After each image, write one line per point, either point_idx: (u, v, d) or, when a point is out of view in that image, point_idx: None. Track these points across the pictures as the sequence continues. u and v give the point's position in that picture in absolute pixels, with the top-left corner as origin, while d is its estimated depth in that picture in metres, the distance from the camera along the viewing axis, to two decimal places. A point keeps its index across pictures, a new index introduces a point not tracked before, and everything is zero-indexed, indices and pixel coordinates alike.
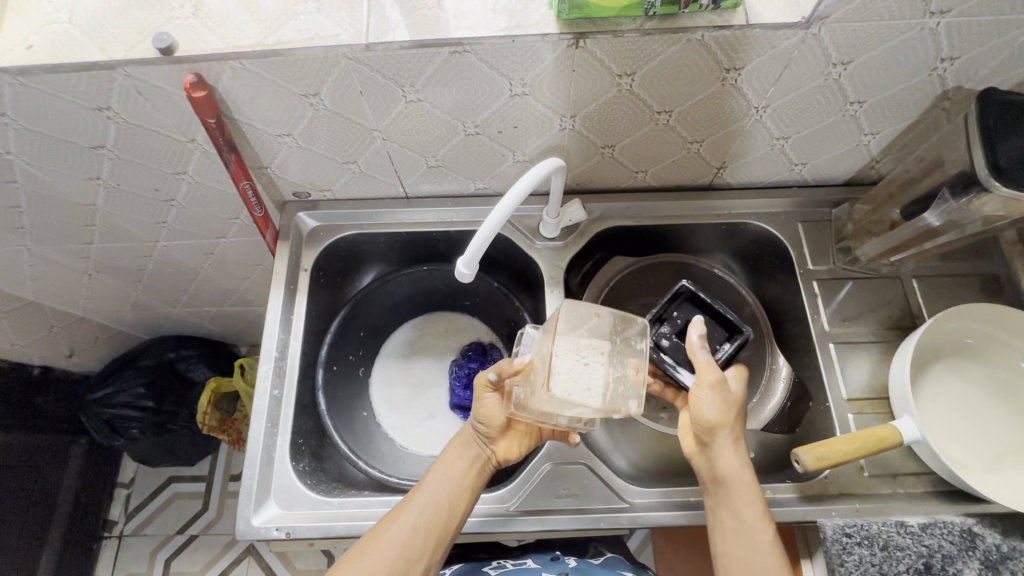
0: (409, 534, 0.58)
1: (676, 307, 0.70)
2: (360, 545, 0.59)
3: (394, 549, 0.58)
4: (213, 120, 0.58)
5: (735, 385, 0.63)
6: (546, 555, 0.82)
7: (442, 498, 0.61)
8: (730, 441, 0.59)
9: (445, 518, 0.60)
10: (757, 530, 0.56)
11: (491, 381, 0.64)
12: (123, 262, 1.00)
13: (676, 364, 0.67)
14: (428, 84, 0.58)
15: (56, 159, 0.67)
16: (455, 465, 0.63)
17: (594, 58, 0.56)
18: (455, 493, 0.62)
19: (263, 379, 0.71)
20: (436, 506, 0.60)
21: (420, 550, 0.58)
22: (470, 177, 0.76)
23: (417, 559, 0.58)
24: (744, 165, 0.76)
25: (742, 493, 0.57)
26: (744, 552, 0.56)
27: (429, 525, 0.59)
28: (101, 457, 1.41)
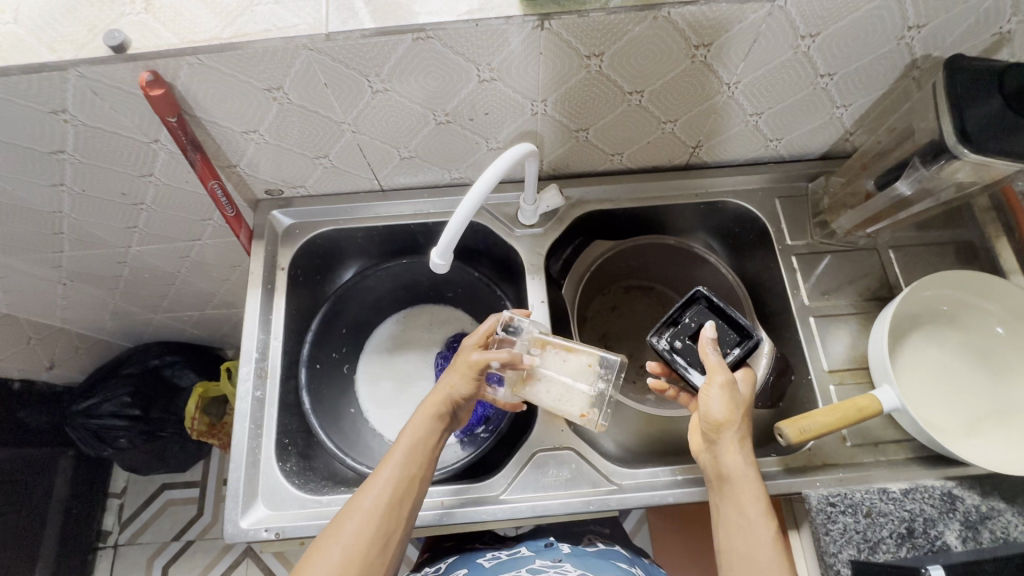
0: (384, 504, 0.56)
1: (692, 313, 0.67)
2: (331, 528, 0.56)
3: (370, 522, 0.55)
4: (174, 119, 0.57)
5: (745, 387, 0.62)
6: (540, 543, 0.82)
7: (414, 464, 0.59)
8: (737, 439, 0.58)
9: (417, 484, 0.59)
10: (759, 525, 0.55)
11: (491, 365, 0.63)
12: (97, 270, 0.98)
13: (688, 366, 0.65)
14: (395, 73, 0.57)
15: (15, 166, 0.65)
16: (425, 428, 0.61)
17: (561, 40, 0.55)
18: (426, 458, 0.60)
19: (245, 380, 0.70)
20: (407, 474, 0.58)
21: (395, 520, 0.56)
22: (444, 167, 0.75)
23: (393, 531, 0.56)
24: (719, 143, 0.75)
25: (744, 488, 0.56)
26: (745, 549, 0.54)
27: (402, 494, 0.57)
28: (90, 468, 1.39)
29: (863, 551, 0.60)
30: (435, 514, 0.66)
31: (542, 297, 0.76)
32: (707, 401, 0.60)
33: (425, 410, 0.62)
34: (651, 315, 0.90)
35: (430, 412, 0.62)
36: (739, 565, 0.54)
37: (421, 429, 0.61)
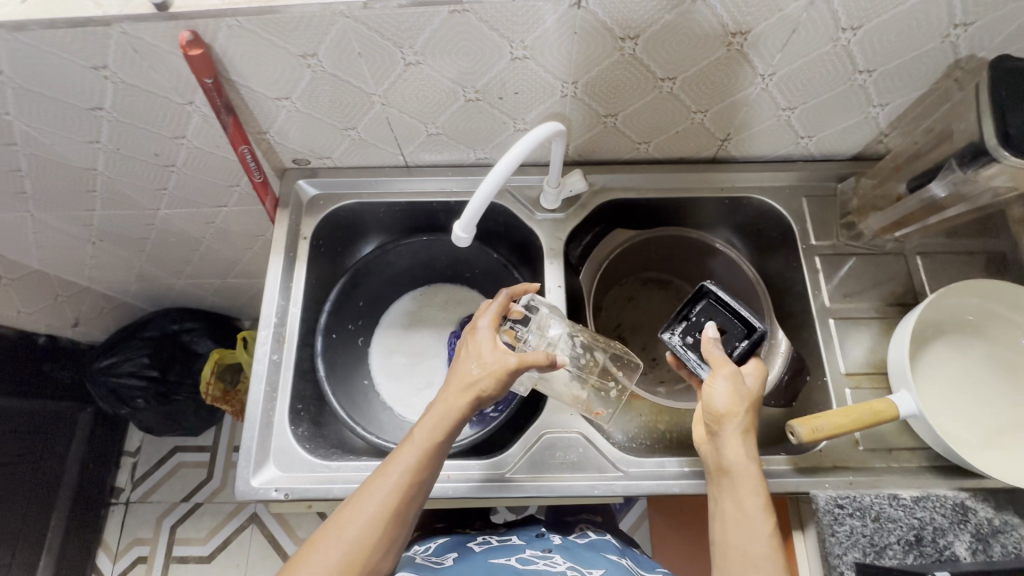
0: (389, 509, 0.53)
1: (698, 307, 0.68)
2: (332, 523, 0.54)
3: (370, 525, 0.53)
4: (210, 80, 0.57)
5: (752, 380, 0.62)
6: (531, 532, 0.85)
7: (424, 462, 0.56)
8: (739, 431, 0.58)
9: (424, 485, 0.56)
10: (756, 521, 0.54)
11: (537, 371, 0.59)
12: (125, 231, 1.01)
13: (698, 362, 0.66)
14: (428, 46, 0.57)
15: (56, 121, 0.67)
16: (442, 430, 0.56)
17: (597, 21, 0.54)
18: (436, 458, 0.56)
19: (263, 344, 0.71)
20: (414, 476, 0.55)
21: (397, 524, 0.54)
22: (469, 146, 0.75)
23: (394, 534, 0.54)
24: (749, 137, 0.74)
25: (745, 483, 0.55)
26: (744, 547, 0.53)
27: (406, 497, 0.54)
28: (107, 425, 1.43)
29: (868, 555, 0.60)
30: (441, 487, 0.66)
31: (559, 282, 0.76)
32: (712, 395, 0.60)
33: (445, 405, 0.57)
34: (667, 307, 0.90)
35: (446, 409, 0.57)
36: (736, 560, 0.54)
37: (436, 425, 0.56)
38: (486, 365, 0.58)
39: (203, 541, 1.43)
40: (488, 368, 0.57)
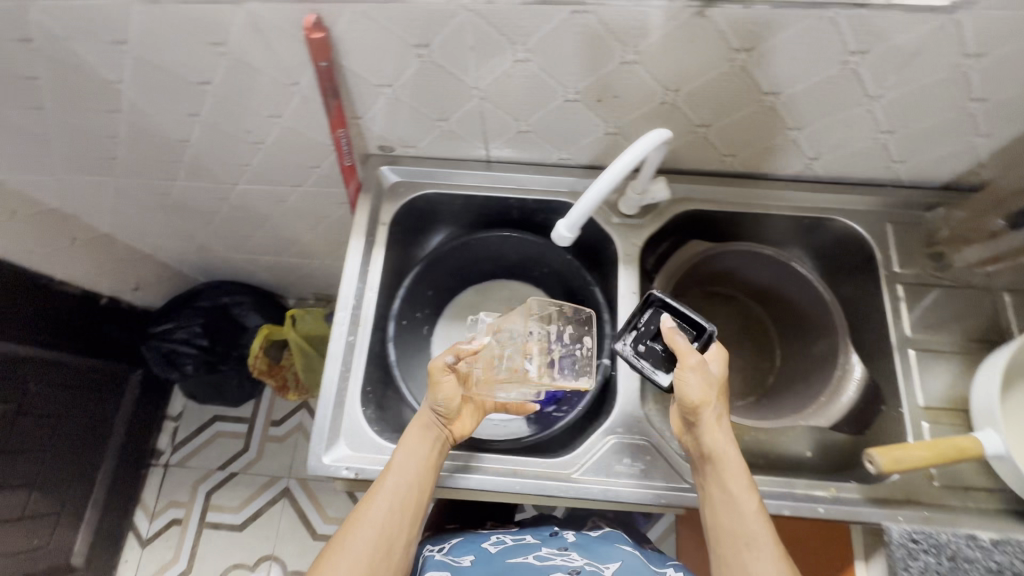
0: (388, 512, 0.62)
1: (650, 314, 0.68)
2: (338, 540, 0.62)
3: (375, 534, 0.62)
4: (325, 63, 0.59)
5: (716, 366, 0.64)
6: (545, 532, 0.85)
7: (410, 479, 0.64)
8: (714, 418, 0.62)
9: (417, 496, 0.64)
10: (741, 500, 0.59)
11: (447, 364, 0.65)
12: (199, 203, 1.03)
13: (653, 368, 0.66)
14: (541, 45, 0.57)
15: (163, 92, 0.69)
16: (417, 442, 0.66)
17: (717, 32, 0.54)
18: (422, 473, 0.64)
19: (340, 324, 0.73)
20: (405, 490, 0.63)
21: (399, 529, 0.63)
22: (554, 146, 0.75)
23: (398, 536, 0.63)
24: (840, 159, 0.73)
25: (726, 467, 0.60)
26: (735, 526, 0.59)
27: (401, 506, 0.63)
28: (155, 388, 1.48)
29: None
30: (508, 481, 0.68)
31: (632, 288, 0.76)
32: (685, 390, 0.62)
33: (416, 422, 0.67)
34: (732, 323, 0.89)
35: (418, 430, 0.66)
36: (731, 541, 0.59)
37: (411, 439, 0.66)
38: (441, 392, 0.65)
39: (236, 510, 1.47)
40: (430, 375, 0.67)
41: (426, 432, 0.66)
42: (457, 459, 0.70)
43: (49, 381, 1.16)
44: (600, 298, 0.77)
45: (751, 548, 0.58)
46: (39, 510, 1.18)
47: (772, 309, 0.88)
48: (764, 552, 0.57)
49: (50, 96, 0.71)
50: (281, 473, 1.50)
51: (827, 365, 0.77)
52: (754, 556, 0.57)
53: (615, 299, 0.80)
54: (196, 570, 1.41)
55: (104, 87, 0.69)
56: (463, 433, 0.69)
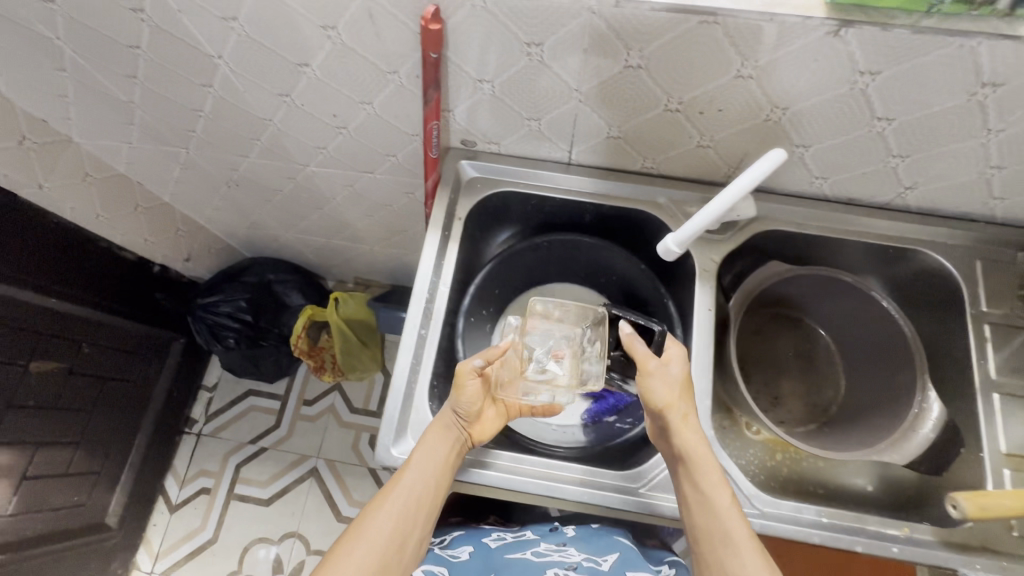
0: (402, 507, 0.63)
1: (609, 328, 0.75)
2: (350, 533, 0.62)
3: (389, 528, 0.62)
4: (435, 55, 0.58)
5: (678, 366, 0.65)
6: (545, 527, 0.84)
7: (426, 478, 0.64)
8: (682, 420, 0.63)
9: (432, 495, 0.64)
10: (716, 502, 0.60)
11: (477, 368, 0.66)
12: (265, 181, 1.03)
13: (624, 378, 0.73)
14: (657, 53, 0.56)
15: (260, 70, 0.69)
16: (437, 443, 0.64)
17: (845, 52, 0.53)
18: (438, 472, 0.64)
19: (412, 316, 0.73)
20: (421, 487, 0.63)
21: (411, 524, 0.63)
22: (641, 153, 0.74)
23: (411, 531, 0.63)
24: (937, 191, 0.71)
25: (700, 468, 0.61)
26: (711, 524, 0.60)
27: (416, 502, 0.63)
28: (195, 357, 1.49)
29: None
30: (577, 490, 0.67)
31: (708, 306, 0.74)
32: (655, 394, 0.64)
33: (437, 424, 0.66)
34: (800, 349, 0.88)
35: (440, 434, 0.65)
36: (709, 543, 0.59)
37: (431, 440, 0.64)
38: (464, 394, 0.65)
39: (263, 484, 1.46)
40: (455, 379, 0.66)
41: (444, 433, 0.65)
42: (525, 464, 0.69)
43: (103, 341, 1.17)
44: (674, 313, 0.75)
45: (728, 546, 0.58)
46: (83, 467, 1.20)
47: (842, 339, 0.86)
48: (742, 550, 0.58)
49: (145, 65, 0.74)
50: (310, 453, 1.49)
51: (903, 400, 0.75)
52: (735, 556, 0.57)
53: (688, 314, 0.78)
54: (220, 539, 1.41)
55: (203, 60, 0.70)
56: (487, 436, 0.68)
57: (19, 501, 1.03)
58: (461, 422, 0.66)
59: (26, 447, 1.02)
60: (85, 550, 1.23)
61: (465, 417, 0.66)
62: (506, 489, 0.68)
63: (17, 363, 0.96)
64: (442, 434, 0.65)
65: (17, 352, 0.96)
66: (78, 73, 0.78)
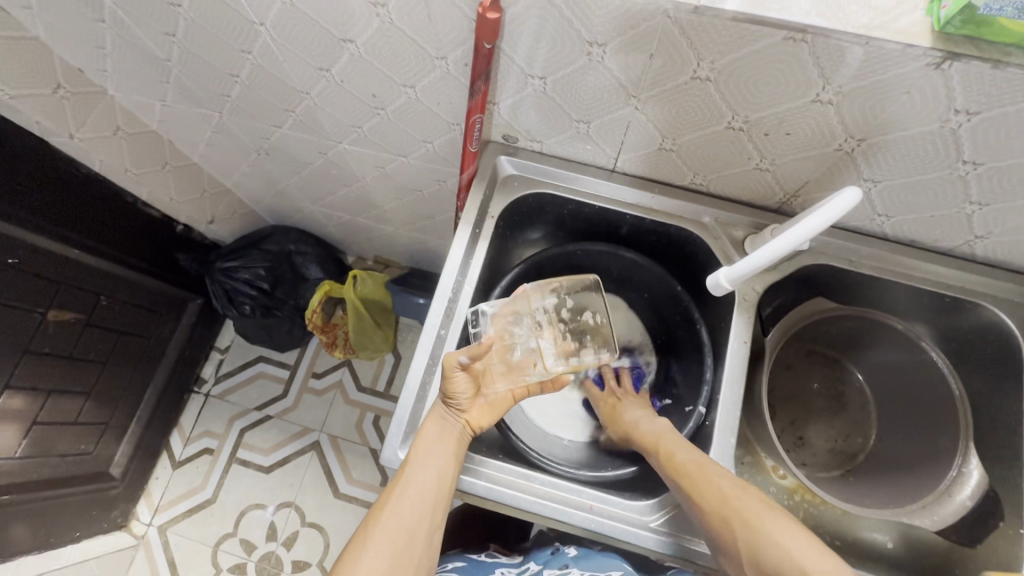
0: (405, 509, 0.60)
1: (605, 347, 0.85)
2: (355, 543, 0.60)
3: (395, 530, 0.59)
4: (489, 45, 0.54)
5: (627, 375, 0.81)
6: (547, 552, 0.78)
7: (429, 476, 0.61)
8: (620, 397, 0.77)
9: (437, 494, 0.61)
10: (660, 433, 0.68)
11: (463, 362, 0.62)
12: (296, 153, 1.01)
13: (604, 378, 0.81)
14: (730, 67, 0.51)
15: (304, 42, 0.66)
16: (435, 437, 0.63)
17: (943, 86, 0.47)
18: (441, 469, 0.62)
19: (434, 315, 0.70)
20: (424, 487, 0.61)
21: (420, 524, 0.60)
22: (692, 169, 0.69)
23: (420, 531, 0.60)
24: (1011, 244, 0.65)
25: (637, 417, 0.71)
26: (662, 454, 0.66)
27: (420, 500, 0.61)
28: (210, 319, 1.49)
29: None
30: (585, 518, 0.64)
31: (744, 338, 0.70)
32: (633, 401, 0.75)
33: (431, 418, 0.64)
34: (830, 390, 0.83)
35: (438, 429, 0.63)
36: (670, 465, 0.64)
37: (428, 437, 0.62)
38: (454, 385, 0.63)
39: (266, 452, 1.45)
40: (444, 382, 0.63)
41: (441, 425, 0.64)
42: (534, 483, 0.66)
43: (121, 297, 1.16)
44: (707, 341, 0.71)
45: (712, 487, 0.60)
46: (93, 418, 1.19)
47: (877, 384, 0.82)
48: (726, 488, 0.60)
49: (186, 26, 0.71)
50: (314, 426, 1.47)
51: (937, 458, 0.72)
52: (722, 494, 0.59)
53: (720, 344, 0.74)
54: (219, 500, 1.40)
55: (246, 26, 0.67)
56: (483, 424, 0.67)
57: (29, 445, 1.03)
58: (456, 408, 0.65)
59: (40, 392, 1.02)
60: (89, 498, 1.23)
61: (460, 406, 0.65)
62: (511, 507, 0.65)
63: (35, 312, 0.96)
64: (440, 429, 0.63)
65: (36, 299, 0.96)
66: (118, 27, 0.75)
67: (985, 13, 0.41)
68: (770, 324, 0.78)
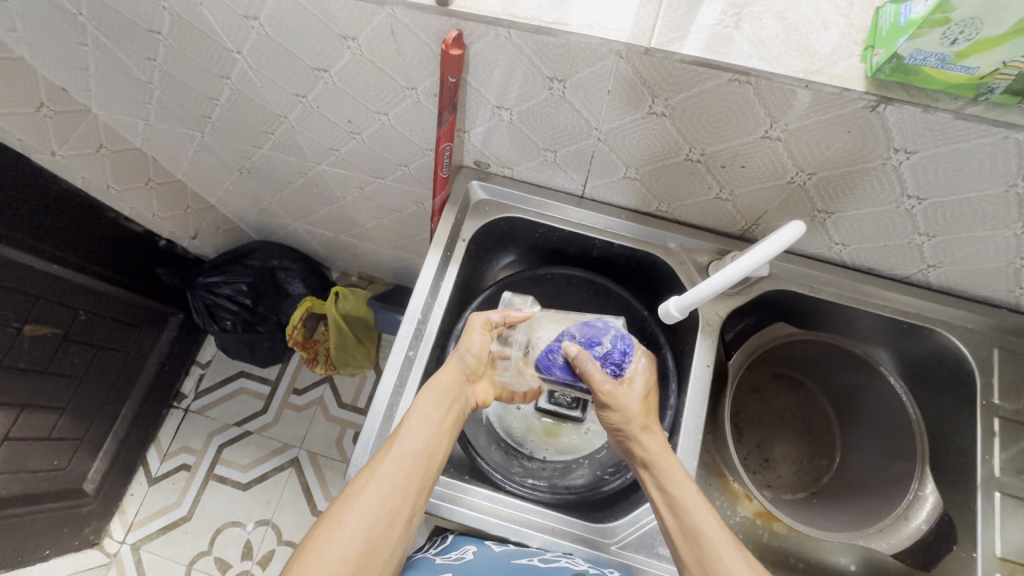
0: (390, 480, 0.55)
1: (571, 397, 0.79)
2: (326, 520, 0.53)
3: (375, 507, 0.53)
4: (453, 79, 0.56)
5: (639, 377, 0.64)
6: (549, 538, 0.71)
7: (419, 448, 0.58)
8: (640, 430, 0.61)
9: (424, 468, 0.58)
10: (685, 495, 0.57)
11: (495, 322, 0.67)
12: (278, 173, 1.02)
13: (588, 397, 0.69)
14: (684, 104, 0.54)
15: (279, 69, 0.68)
16: (431, 407, 0.60)
17: (880, 128, 0.50)
18: (432, 442, 0.59)
19: (402, 336, 0.71)
20: (412, 459, 0.57)
21: (402, 500, 0.55)
22: (658, 198, 0.71)
23: (401, 511, 0.54)
24: (962, 274, 0.67)
25: (665, 468, 0.59)
26: (685, 526, 0.56)
27: (407, 473, 0.56)
28: (192, 333, 1.49)
29: None
30: (546, 539, 0.65)
31: (707, 362, 0.71)
32: (607, 417, 0.63)
33: (430, 386, 0.62)
34: (795, 412, 0.85)
35: (436, 396, 0.61)
36: (693, 541, 0.55)
37: (423, 407, 0.60)
38: (473, 343, 0.65)
39: (244, 469, 1.43)
40: (465, 339, 0.66)
41: (441, 398, 0.61)
42: (497, 504, 0.67)
43: (99, 310, 1.15)
44: (673, 365, 0.72)
45: (679, 506, 0.57)
46: (67, 433, 1.17)
47: (841, 405, 0.84)
48: (693, 512, 0.56)
49: (166, 53, 0.73)
50: (293, 443, 1.46)
51: (903, 480, 0.72)
52: (688, 518, 0.56)
53: (686, 368, 0.75)
54: (194, 517, 1.38)
55: (224, 54, 0.69)
56: (479, 404, 0.67)
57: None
58: (467, 372, 0.65)
59: (12, 407, 1.00)
60: (60, 515, 1.21)
61: (469, 372, 0.66)
62: (474, 527, 0.66)
63: (10, 326, 0.95)
64: (439, 398, 0.61)
65: (11, 314, 0.95)
66: (100, 51, 0.77)
67: (912, 63, 0.44)
68: (735, 348, 0.80)
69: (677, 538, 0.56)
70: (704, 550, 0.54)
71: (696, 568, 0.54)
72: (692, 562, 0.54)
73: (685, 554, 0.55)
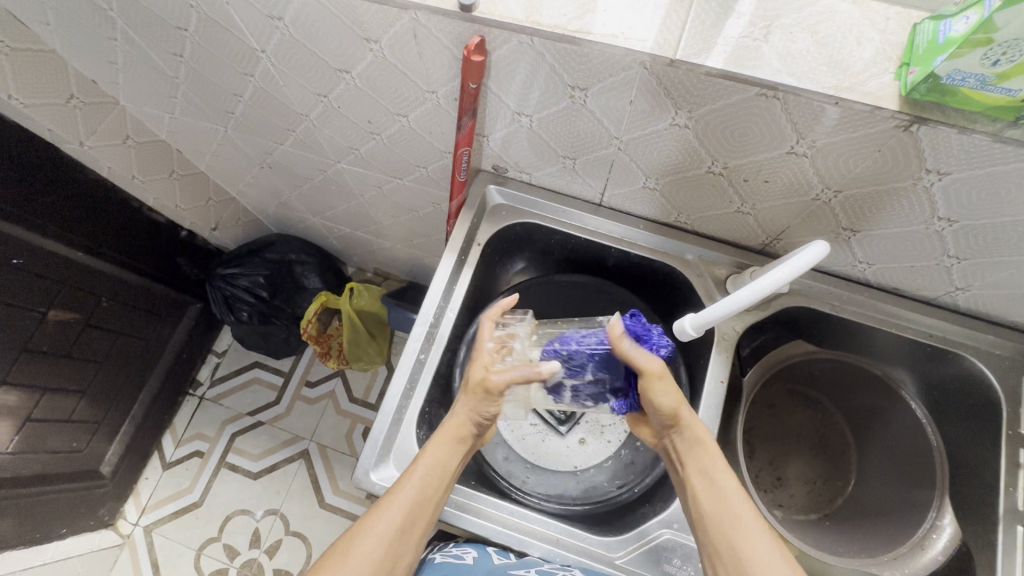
0: (395, 527, 0.55)
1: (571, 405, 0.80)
2: (333, 556, 0.54)
3: (379, 551, 0.54)
4: (474, 85, 0.56)
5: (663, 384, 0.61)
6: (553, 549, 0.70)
7: (426, 493, 0.58)
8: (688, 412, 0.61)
9: (428, 514, 0.58)
10: (725, 481, 0.58)
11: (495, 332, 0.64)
12: (298, 169, 1.03)
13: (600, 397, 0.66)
14: (707, 117, 0.53)
15: (303, 70, 0.69)
16: (444, 453, 0.60)
17: (911, 148, 0.49)
18: (439, 486, 0.59)
19: (414, 340, 0.71)
20: (419, 505, 0.57)
21: (406, 542, 0.56)
22: (678, 210, 0.70)
23: (403, 552, 0.56)
24: (993, 298, 0.64)
25: (705, 452, 0.60)
26: (722, 509, 0.57)
27: (412, 519, 0.56)
28: (209, 323, 1.51)
29: None
30: (548, 550, 0.65)
31: (720, 377, 0.70)
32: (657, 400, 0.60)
33: (441, 432, 0.61)
34: (808, 432, 0.84)
35: (449, 439, 0.60)
36: (727, 525, 0.56)
37: (433, 455, 0.59)
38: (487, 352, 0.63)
39: (255, 457, 1.45)
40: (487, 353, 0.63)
41: (454, 441, 0.61)
42: (502, 512, 0.67)
43: (120, 298, 1.17)
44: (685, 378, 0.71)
45: (717, 490, 0.58)
46: (86, 416, 1.20)
47: (856, 426, 0.82)
48: (733, 498, 0.57)
49: (191, 50, 0.74)
50: (304, 434, 1.47)
51: (915, 508, 0.72)
52: (727, 503, 0.57)
53: (699, 382, 0.74)
54: (206, 503, 1.40)
55: (248, 53, 0.70)
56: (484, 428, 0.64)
57: (19, 441, 1.02)
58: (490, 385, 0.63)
59: (34, 389, 1.02)
60: (77, 496, 1.23)
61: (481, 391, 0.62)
62: (479, 534, 0.66)
63: (34, 310, 0.97)
64: (450, 443, 0.60)
65: (37, 299, 0.97)
66: (129, 45, 0.78)
67: (949, 83, 0.43)
68: (750, 365, 0.78)
69: (711, 525, 0.57)
70: (739, 536, 0.55)
71: (728, 552, 0.55)
72: (723, 544, 0.55)
73: (716, 538, 0.56)
